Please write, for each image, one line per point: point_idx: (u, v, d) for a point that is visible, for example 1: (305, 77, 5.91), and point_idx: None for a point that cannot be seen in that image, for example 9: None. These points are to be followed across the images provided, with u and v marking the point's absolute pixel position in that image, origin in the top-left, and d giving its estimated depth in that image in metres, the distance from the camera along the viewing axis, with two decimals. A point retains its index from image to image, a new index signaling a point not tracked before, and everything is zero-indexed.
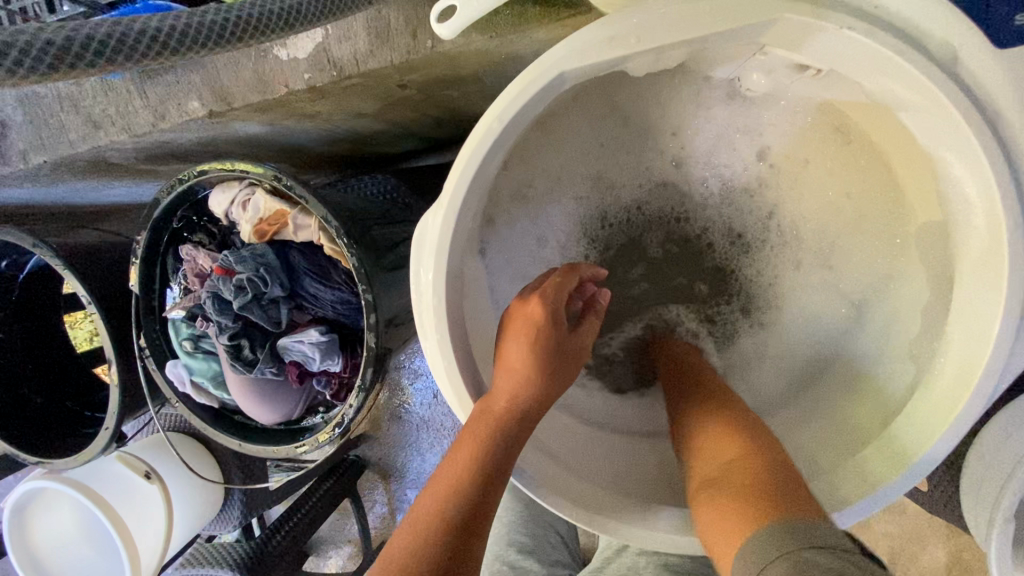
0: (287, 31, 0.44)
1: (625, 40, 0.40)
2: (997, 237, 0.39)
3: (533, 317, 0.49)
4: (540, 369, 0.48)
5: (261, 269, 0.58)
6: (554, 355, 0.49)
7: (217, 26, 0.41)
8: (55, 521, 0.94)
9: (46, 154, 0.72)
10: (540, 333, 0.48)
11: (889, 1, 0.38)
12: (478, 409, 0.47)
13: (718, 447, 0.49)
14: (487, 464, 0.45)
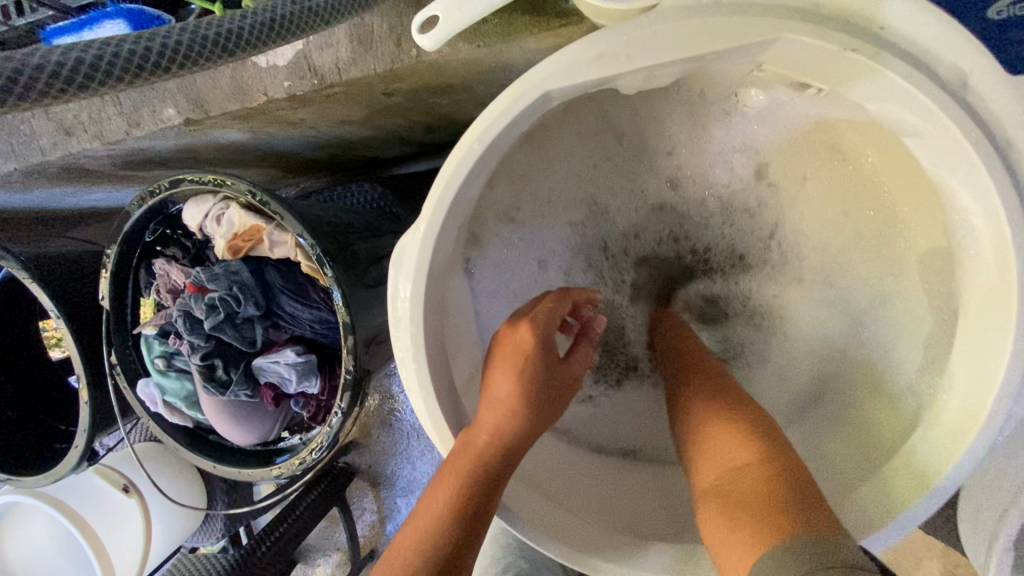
0: (230, 55, 0.40)
1: (614, 58, 0.37)
2: (1006, 274, 0.37)
3: (522, 347, 0.46)
4: (529, 402, 0.46)
5: (234, 288, 0.55)
6: (545, 386, 0.47)
7: (138, 56, 0.36)
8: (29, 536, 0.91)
9: (17, 161, 0.70)
10: (529, 364, 0.46)
11: (895, 22, 0.35)
12: (460, 442, 0.44)
13: (721, 446, 0.47)
14: (467, 503, 0.43)
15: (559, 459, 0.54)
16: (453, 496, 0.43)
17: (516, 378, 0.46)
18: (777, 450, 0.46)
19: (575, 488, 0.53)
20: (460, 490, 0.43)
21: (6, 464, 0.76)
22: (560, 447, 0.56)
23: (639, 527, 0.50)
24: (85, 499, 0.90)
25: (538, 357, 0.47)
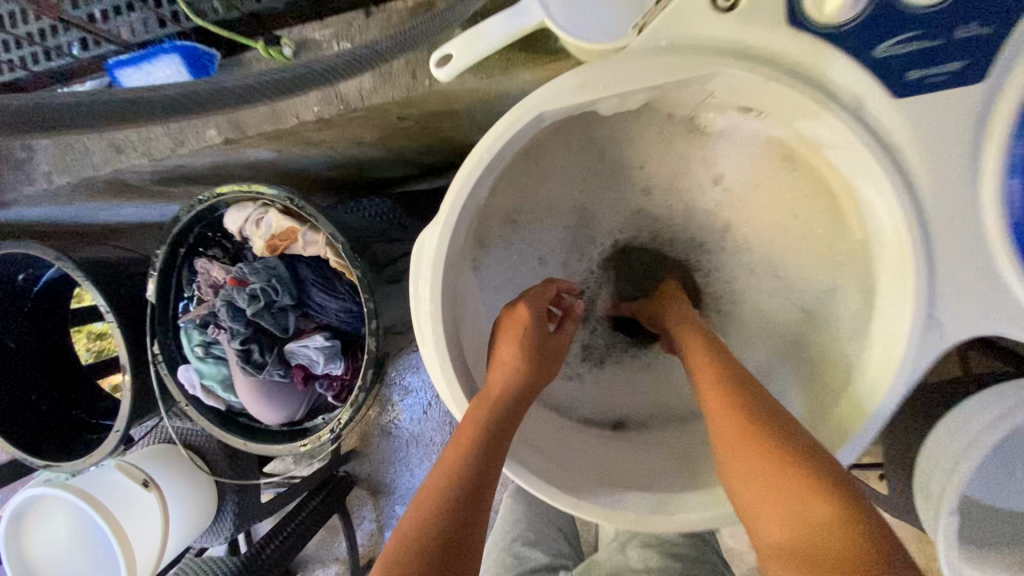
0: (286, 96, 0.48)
1: (593, 87, 0.48)
2: (905, 255, 0.47)
3: (522, 320, 0.58)
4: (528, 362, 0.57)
5: (273, 280, 0.64)
6: (540, 351, 0.58)
7: None
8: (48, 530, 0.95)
9: (68, 175, 0.78)
10: (528, 332, 0.58)
11: (807, 58, 0.44)
12: (476, 397, 0.54)
13: (744, 457, 0.46)
14: (483, 448, 0.51)
15: (552, 429, 0.63)
16: (472, 440, 0.51)
17: (516, 343, 0.57)
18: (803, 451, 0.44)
19: (567, 451, 0.61)
20: (478, 433, 0.51)
21: (44, 453, 0.83)
22: (553, 420, 0.64)
23: (621, 481, 0.58)
24: (110, 493, 0.94)
25: (534, 327, 0.58)
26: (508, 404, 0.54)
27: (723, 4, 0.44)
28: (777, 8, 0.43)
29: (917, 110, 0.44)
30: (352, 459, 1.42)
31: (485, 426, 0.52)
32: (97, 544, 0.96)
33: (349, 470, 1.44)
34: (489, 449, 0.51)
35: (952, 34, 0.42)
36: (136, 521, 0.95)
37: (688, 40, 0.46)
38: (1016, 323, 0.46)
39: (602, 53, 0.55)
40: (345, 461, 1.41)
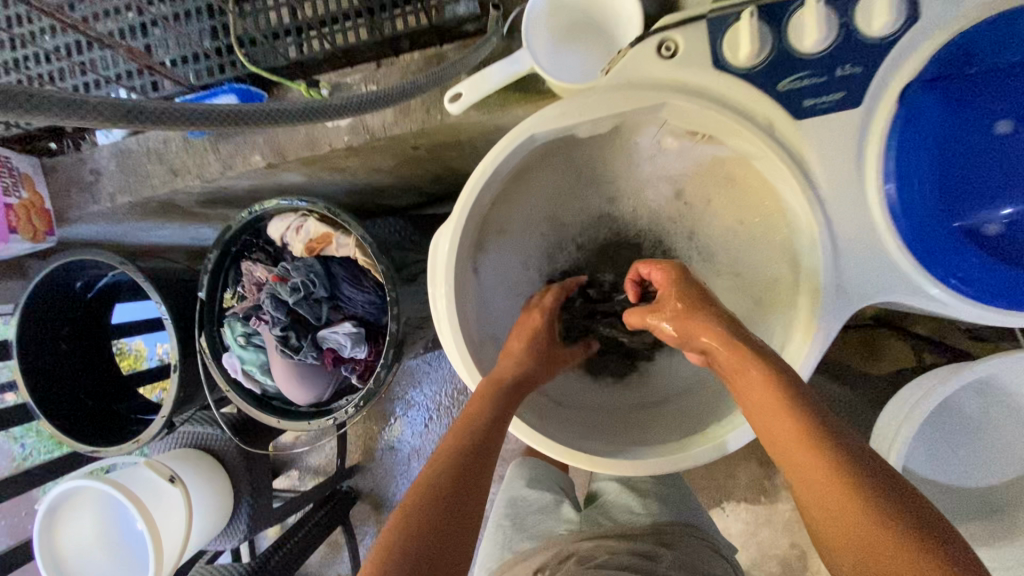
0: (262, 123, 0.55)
1: (571, 114, 0.62)
2: (813, 238, 0.60)
3: (533, 324, 0.71)
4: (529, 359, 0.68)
5: (311, 275, 0.77)
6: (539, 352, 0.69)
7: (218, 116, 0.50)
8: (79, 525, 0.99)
9: (130, 195, 0.90)
10: (538, 335, 0.70)
11: (730, 92, 0.59)
12: (488, 378, 0.64)
13: (809, 478, 0.47)
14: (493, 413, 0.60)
15: (544, 400, 0.74)
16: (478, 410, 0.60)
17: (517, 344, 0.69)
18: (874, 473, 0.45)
19: (556, 416, 0.72)
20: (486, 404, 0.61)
21: (95, 439, 0.94)
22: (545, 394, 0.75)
23: (601, 438, 0.71)
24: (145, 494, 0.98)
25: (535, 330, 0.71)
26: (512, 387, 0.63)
27: (666, 53, 0.59)
28: (705, 56, 0.58)
29: (811, 127, 0.58)
30: (356, 474, 1.45)
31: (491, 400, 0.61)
32: (125, 542, 1.00)
33: (351, 485, 1.47)
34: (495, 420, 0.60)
35: (834, 73, 0.57)
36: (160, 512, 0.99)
37: (642, 79, 0.61)
38: (893, 290, 0.60)
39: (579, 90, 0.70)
40: (349, 476, 1.44)
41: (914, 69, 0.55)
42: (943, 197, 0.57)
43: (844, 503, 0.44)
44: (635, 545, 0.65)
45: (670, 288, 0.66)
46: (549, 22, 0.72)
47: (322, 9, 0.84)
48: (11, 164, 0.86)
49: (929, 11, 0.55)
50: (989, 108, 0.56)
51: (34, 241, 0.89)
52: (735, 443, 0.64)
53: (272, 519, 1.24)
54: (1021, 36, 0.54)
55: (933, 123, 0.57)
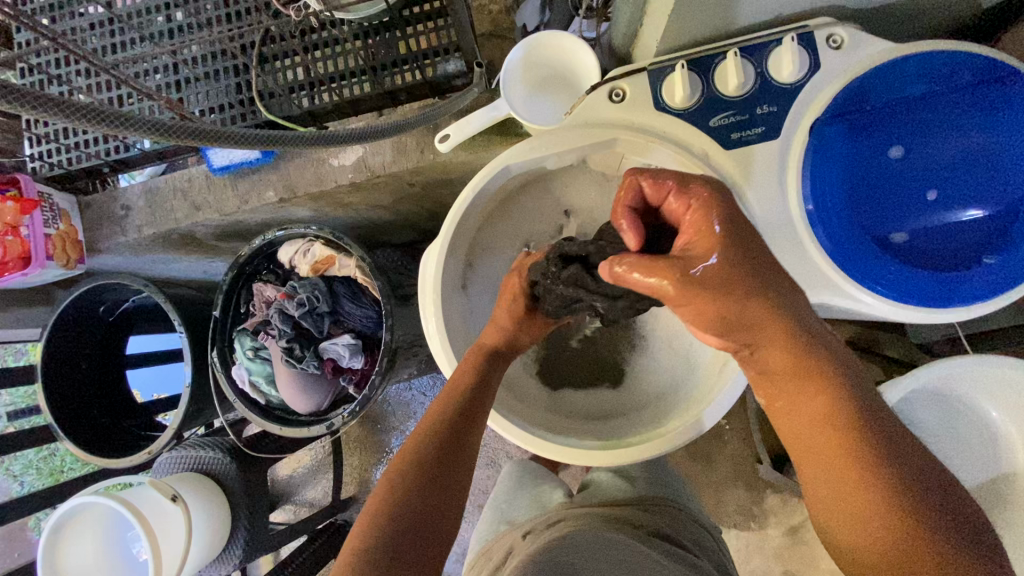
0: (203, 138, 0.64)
1: (538, 148, 0.74)
2: None
3: (512, 289, 0.74)
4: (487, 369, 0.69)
5: (316, 291, 0.87)
6: (496, 362, 0.70)
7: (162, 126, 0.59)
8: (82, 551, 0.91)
9: (155, 227, 1.00)
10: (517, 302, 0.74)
11: (667, 129, 0.71)
12: (470, 353, 0.71)
13: (830, 467, 0.48)
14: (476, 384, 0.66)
15: (524, 403, 0.81)
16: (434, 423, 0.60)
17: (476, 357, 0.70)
18: (897, 462, 0.46)
19: (535, 415, 0.79)
20: (447, 417, 0.61)
21: (107, 453, 1.01)
22: (526, 398, 0.82)
23: (577, 434, 0.78)
24: (154, 518, 0.93)
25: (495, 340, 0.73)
26: (473, 399, 0.64)
27: (616, 98, 0.72)
28: (648, 101, 0.71)
29: (736, 156, 0.70)
30: (352, 505, 1.45)
31: (453, 415, 0.61)
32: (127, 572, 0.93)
33: (346, 518, 1.46)
34: (460, 433, 0.60)
35: (754, 112, 0.69)
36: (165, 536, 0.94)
37: (599, 119, 0.73)
38: (822, 292, 0.69)
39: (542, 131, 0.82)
40: (345, 508, 1.44)
41: (820, 107, 0.67)
42: (857, 210, 0.68)
43: (863, 493, 0.46)
44: (616, 511, 0.74)
45: (710, 235, 0.52)
46: (523, 76, 0.85)
47: (332, 68, 0.98)
48: (52, 200, 0.96)
49: (827, 63, 0.68)
50: (888, 135, 0.66)
51: (67, 268, 0.98)
52: (711, 418, 0.71)
53: (266, 548, 1.18)
54: (904, 80, 0.66)
55: (842, 150, 0.68)
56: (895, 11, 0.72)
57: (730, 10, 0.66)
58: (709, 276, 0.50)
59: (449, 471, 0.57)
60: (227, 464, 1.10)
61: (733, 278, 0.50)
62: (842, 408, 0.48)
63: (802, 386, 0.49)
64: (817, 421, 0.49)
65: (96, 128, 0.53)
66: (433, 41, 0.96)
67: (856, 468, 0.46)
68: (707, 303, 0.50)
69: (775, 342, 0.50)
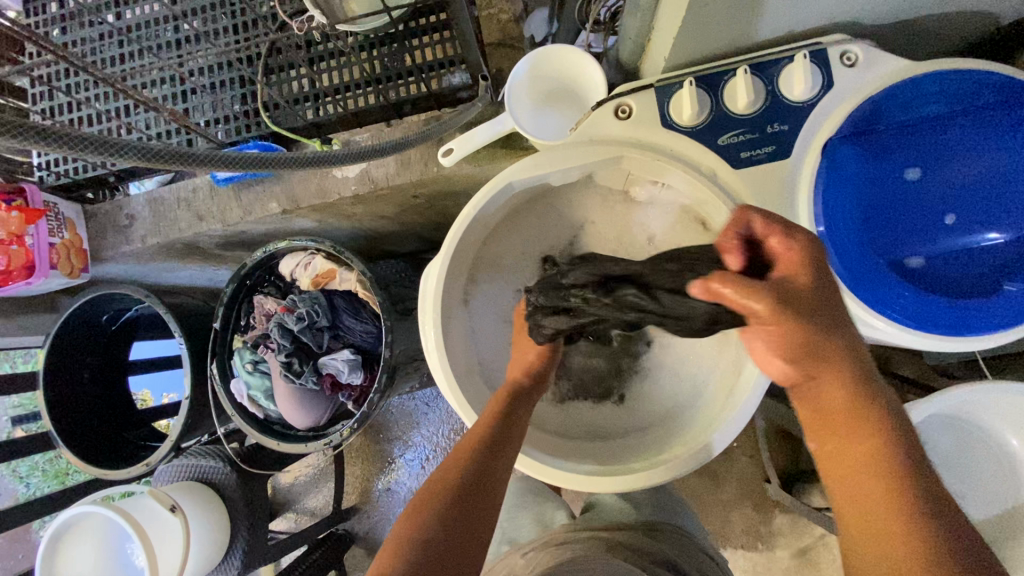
0: (191, 164, 0.62)
1: (542, 165, 0.72)
2: None
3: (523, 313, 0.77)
4: (508, 412, 0.66)
5: (315, 306, 0.86)
6: (518, 404, 0.67)
7: (147, 151, 0.57)
8: (77, 562, 0.89)
9: (159, 237, 1.00)
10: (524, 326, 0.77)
11: (674, 147, 0.70)
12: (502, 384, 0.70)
13: (867, 498, 0.46)
14: (507, 411, 0.65)
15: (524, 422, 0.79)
16: (453, 470, 0.57)
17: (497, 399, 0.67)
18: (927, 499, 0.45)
19: (536, 435, 0.78)
20: (467, 464, 0.57)
21: (107, 464, 1.01)
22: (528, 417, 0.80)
23: (577, 457, 0.76)
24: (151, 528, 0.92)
25: (520, 383, 0.70)
26: (496, 444, 0.61)
27: (622, 115, 0.70)
28: (655, 117, 0.70)
29: (745, 175, 0.68)
30: (353, 516, 1.43)
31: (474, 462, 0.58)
32: None
33: (347, 528, 1.44)
34: (481, 484, 0.56)
35: (764, 131, 0.67)
36: (161, 546, 0.92)
37: (605, 136, 0.71)
38: (834, 317, 0.67)
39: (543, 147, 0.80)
40: (346, 518, 1.42)
41: (833, 127, 0.65)
42: (871, 234, 0.65)
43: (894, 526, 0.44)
44: (621, 537, 0.71)
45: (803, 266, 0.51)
46: (529, 90, 0.84)
47: (337, 80, 0.98)
48: (57, 210, 0.96)
49: (840, 81, 0.66)
50: (904, 157, 0.64)
51: (70, 277, 0.98)
52: (720, 444, 0.69)
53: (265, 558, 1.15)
54: (919, 101, 0.64)
55: (855, 171, 0.66)
56: (909, 28, 0.71)
57: (739, 26, 0.64)
58: (801, 301, 0.49)
59: (469, 526, 0.52)
60: (229, 473, 1.08)
61: (823, 302, 0.50)
62: (879, 441, 0.47)
63: (851, 417, 0.48)
64: (861, 456, 0.48)
65: (74, 153, 0.51)
66: (439, 53, 0.96)
67: (890, 502, 0.45)
68: (807, 334, 0.48)
69: (838, 374, 0.49)
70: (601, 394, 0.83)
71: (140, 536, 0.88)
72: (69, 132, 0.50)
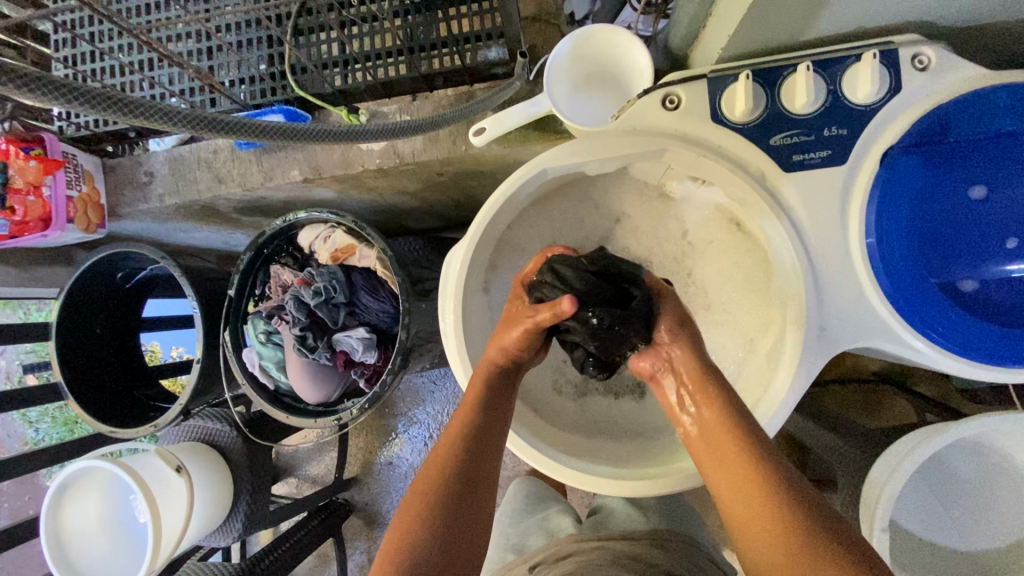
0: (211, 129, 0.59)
1: (580, 153, 0.69)
2: (801, 281, 0.64)
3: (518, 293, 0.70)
4: (487, 425, 0.58)
5: (333, 281, 0.85)
6: (493, 409, 0.60)
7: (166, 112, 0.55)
8: (83, 514, 0.89)
9: (178, 197, 0.98)
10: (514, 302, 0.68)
11: (722, 146, 0.66)
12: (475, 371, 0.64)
13: (741, 496, 0.50)
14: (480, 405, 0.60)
15: (538, 421, 0.76)
16: (424, 504, 0.50)
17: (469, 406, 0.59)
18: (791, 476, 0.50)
19: (550, 432, 0.76)
20: (444, 494, 0.51)
21: (116, 422, 1.01)
22: (543, 417, 0.78)
23: (592, 456, 0.74)
24: (157, 487, 0.91)
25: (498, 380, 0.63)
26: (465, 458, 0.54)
27: (670, 105, 0.66)
28: (704, 111, 0.66)
29: (794, 178, 0.64)
30: (353, 487, 1.43)
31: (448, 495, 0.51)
32: (128, 537, 0.91)
33: (347, 498, 1.44)
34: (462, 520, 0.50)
35: (821, 133, 0.63)
36: (165, 505, 0.91)
37: (648, 126, 0.68)
38: (875, 337, 0.63)
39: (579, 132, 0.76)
40: (346, 488, 1.42)
41: (895, 135, 0.61)
42: (924, 252, 0.62)
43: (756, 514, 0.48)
44: (630, 548, 0.69)
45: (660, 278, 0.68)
46: (568, 72, 0.80)
47: (369, 46, 0.94)
48: (76, 161, 0.94)
49: (909, 85, 0.61)
50: (968, 172, 0.60)
51: (86, 232, 0.97)
52: None
53: (266, 524, 1.14)
54: (993, 113, 0.59)
55: (914, 185, 0.61)
56: (983, 32, 0.66)
57: (806, 17, 0.60)
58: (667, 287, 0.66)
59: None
60: (235, 438, 1.08)
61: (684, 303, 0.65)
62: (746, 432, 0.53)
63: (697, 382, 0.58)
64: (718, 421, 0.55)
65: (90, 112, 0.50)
66: (476, 25, 0.91)
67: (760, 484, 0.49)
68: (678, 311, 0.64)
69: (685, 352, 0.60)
70: (617, 392, 0.82)
71: (146, 497, 0.86)
72: (88, 90, 0.48)
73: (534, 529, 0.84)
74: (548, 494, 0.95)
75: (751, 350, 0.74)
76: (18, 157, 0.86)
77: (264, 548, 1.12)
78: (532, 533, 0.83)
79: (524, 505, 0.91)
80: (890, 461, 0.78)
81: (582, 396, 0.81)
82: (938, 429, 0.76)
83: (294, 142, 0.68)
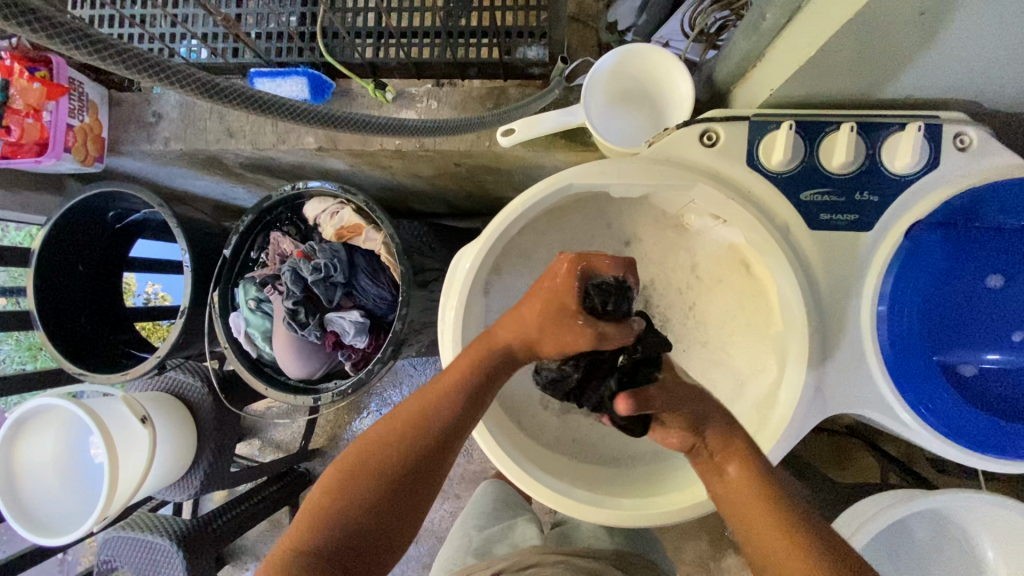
0: (248, 107, 0.60)
1: (608, 174, 0.66)
2: (806, 338, 0.63)
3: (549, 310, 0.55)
4: (458, 414, 0.55)
5: (335, 260, 0.83)
6: (483, 388, 0.57)
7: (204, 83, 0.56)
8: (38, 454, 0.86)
9: (183, 144, 0.94)
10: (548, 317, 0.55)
11: (752, 191, 0.65)
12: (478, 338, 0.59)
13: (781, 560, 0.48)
14: (460, 377, 0.56)
15: (519, 435, 0.75)
16: (370, 474, 0.51)
17: (456, 381, 0.56)
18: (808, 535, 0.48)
19: (531, 447, 0.75)
20: (389, 470, 0.52)
21: (87, 364, 0.98)
22: (523, 430, 0.77)
23: (567, 477, 0.73)
24: (120, 434, 0.88)
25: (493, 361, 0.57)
26: (428, 448, 0.53)
27: (707, 141, 0.65)
28: (742, 152, 0.65)
29: (817, 237, 0.64)
30: (316, 458, 1.41)
31: (409, 462, 0.52)
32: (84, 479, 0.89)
33: (308, 468, 1.42)
34: (410, 488, 0.52)
35: (852, 196, 0.63)
36: (128, 454, 0.89)
37: (682, 158, 0.66)
38: (867, 403, 0.64)
39: (617, 152, 0.75)
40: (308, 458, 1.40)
41: (926, 210, 0.61)
42: (931, 330, 0.62)
43: None
44: (593, 567, 0.70)
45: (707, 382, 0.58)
46: (607, 87, 0.78)
47: (406, 22, 0.91)
48: (82, 89, 0.89)
49: (946, 164, 0.61)
50: (990, 260, 0.61)
51: (82, 163, 0.92)
52: None
53: (224, 486, 1.12)
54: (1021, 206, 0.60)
55: (935, 262, 0.62)
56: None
57: (859, 77, 0.59)
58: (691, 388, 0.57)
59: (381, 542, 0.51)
60: (205, 397, 1.05)
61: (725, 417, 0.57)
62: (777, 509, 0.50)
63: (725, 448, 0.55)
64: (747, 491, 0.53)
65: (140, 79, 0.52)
66: (520, 21, 0.89)
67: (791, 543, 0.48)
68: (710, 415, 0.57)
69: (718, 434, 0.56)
70: None
71: (106, 438, 0.84)
72: (126, 45, 0.49)
73: (499, 537, 0.83)
74: (514, 502, 0.94)
75: (740, 394, 0.74)
76: (22, 77, 0.81)
77: (218, 508, 1.09)
78: (497, 541, 0.82)
79: (488, 509, 0.90)
80: (856, 518, 0.79)
81: (566, 411, 0.81)
82: (906, 495, 0.77)
83: (293, 120, 0.66)
